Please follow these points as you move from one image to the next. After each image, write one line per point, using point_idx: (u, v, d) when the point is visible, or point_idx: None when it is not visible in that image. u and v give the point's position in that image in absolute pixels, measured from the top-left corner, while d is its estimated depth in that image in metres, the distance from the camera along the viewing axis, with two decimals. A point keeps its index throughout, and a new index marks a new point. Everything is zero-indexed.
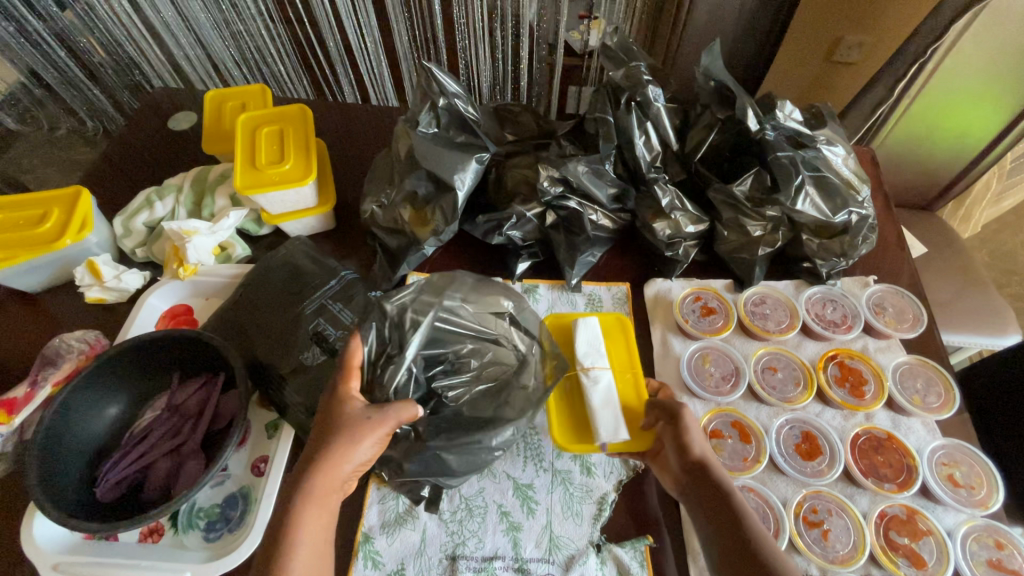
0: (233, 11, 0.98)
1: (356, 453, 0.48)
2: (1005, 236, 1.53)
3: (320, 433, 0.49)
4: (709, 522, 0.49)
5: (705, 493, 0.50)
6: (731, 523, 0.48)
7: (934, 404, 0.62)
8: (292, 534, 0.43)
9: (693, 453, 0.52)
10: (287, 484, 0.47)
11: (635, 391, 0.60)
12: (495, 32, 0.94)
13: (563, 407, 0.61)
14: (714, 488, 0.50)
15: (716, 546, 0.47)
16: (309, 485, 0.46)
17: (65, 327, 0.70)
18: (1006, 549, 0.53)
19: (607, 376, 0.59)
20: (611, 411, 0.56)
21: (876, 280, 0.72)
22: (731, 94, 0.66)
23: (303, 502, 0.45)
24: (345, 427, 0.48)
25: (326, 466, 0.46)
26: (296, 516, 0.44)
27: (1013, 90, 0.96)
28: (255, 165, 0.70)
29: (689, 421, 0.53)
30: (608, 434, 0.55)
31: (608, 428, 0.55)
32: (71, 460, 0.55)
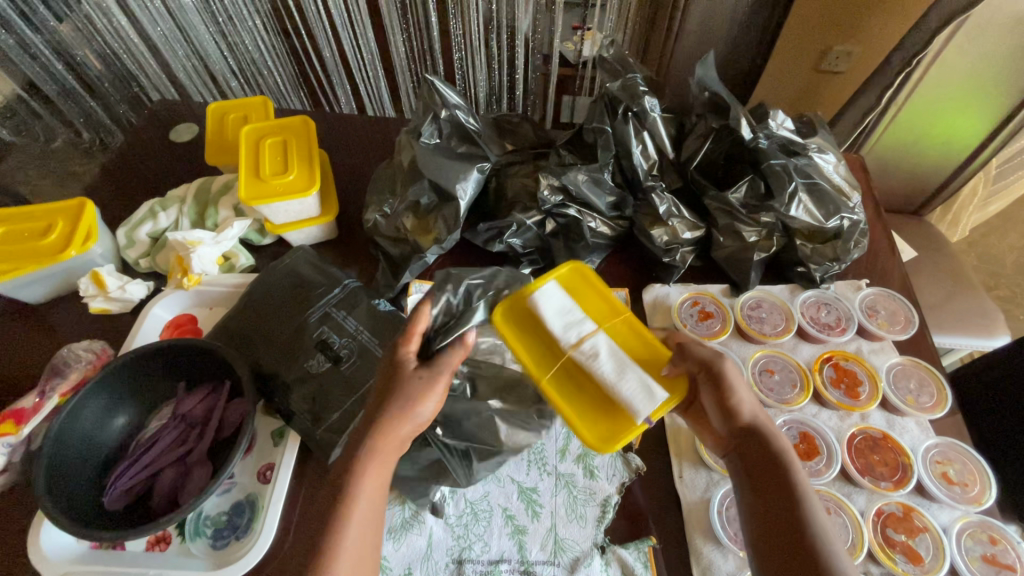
0: (230, 23, 0.99)
1: (416, 412, 0.49)
2: (993, 240, 1.56)
3: (383, 391, 0.50)
4: (749, 477, 0.49)
5: (749, 449, 0.50)
6: (772, 478, 0.48)
7: (926, 404, 0.64)
8: (358, 481, 0.45)
9: (735, 409, 0.51)
10: (350, 440, 0.48)
11: (638, 338, 0.56)
12: (492, 43, 0.96)
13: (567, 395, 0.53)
14: (756, 443, 0.50)
15: (754, 501, 0.48)
16: (373, 439, 0.47)
17: (69, 338, 0.71)
18: (1000, 545, 0.55)
19: (600, 341, 0.53)
20: (631, 376, 0.51)
21: (868, 283, 0.74)
22: (726, 105, 0.68)
23: (368, 454, 0.47)
24: (406, 387, 0.49)
25: (396, 421, 0.48)
26: (362, 466, 0.46)
27: (996, 98, 0.98)
28: (259, 176, 0.71)
29: (731, 380, 0.51)
30: (645, 405, 0.49)
31: (640, 398, 0.50)
32: (78, 470, 0.55)
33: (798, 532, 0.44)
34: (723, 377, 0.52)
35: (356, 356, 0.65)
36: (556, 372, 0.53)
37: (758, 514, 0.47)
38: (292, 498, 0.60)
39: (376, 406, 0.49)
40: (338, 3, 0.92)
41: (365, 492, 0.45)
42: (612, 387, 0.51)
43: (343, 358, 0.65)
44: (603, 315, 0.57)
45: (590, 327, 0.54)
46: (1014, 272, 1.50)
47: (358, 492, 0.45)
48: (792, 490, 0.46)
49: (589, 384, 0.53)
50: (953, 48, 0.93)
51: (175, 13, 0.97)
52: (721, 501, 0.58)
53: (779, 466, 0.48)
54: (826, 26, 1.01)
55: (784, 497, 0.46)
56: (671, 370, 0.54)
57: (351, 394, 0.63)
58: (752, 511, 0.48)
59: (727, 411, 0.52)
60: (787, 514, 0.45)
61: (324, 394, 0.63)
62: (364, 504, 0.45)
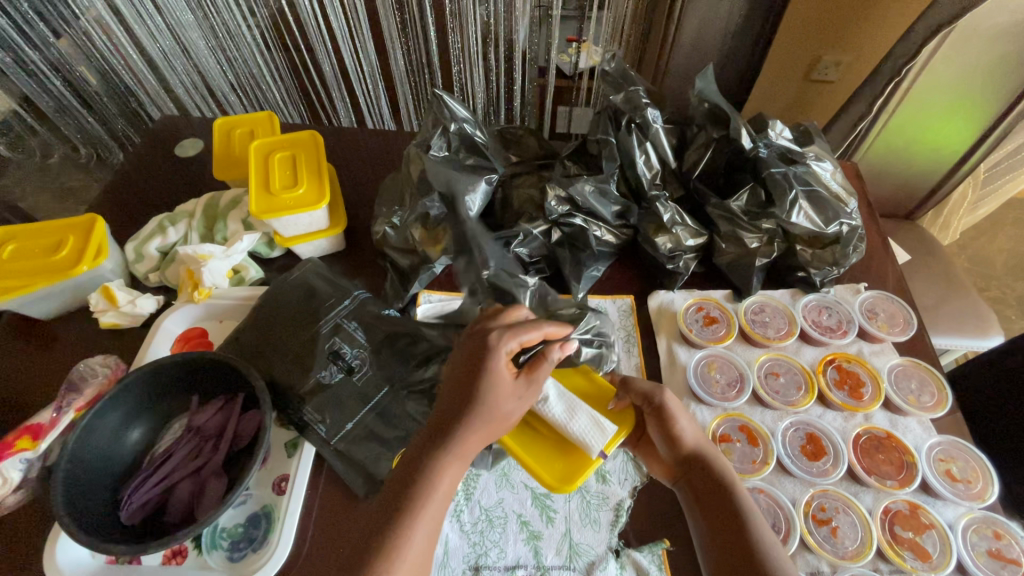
0: (229, 39, 1.00)
1: (511, 411, 0.50)
2: (981, 242, 1.60)
3: (475, 392, 0.47)
4: (701, 508, 0.52)
5: (699, 480, 0.53)
6: (721, 506, 0.51)
7: (928, 403, 0.65)
8: (441, 480, 0.46)
9: (682, 440, 0.55)
10: (442, 431, 0.47)
11: (585, 377, 0.62)
12: (491, 56, 0.98)
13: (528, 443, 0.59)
14: (705, 473, 0.53)
15: (708, 531, 0.51)
16: (452, 443, 0.47)
17: (79, 353, 0.71)
18: (1004, 539, 0.56)
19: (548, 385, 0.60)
20: (581, 415, 0.58)
21: (867, 287, 0.76)
22: (725, 115, 0.71)
23: (451, 457, 0.47)
24: (508, 391, 0.49)
25: (483, 427, 0.48)
26: (441, 466, 0.47)
27: (982, 105, 1.01)
28: (269, 190, 0.72)
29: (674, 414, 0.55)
30: (598, 440, 0.56)
31: (592, 435, 0.56)
32: (95, 485, 0.56)
33: (744, 555, 0.48)
34: (669, 410, 0.55)
35: (368, 366, 0.66)
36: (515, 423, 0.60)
37: (713, 544, 0.50)
38: (308, 508, 0.60)
39: (462, 408, 0.47)
40: (339, 18, 0.93)
41: (439, 490, 0.46)
42: (566, 428, 0.57)
43: (356, 369, 0.66)
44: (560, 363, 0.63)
45: None
46: (1003, 273, 1.53)
47: (432, 493, 0.46)
48: (740, 516, 0.50)
49: (545, 430, 0.60)
50: (940, 57, 0.96)
51: (176, 30, 0.98)
52: None
53: (727, 493, 0.51)
54: (816, 37, 1.04)
55: (736, 525, 0.50)
56: (616, 405, 0.60)
57: (365, 403, 0.64)
58: (708, 541, 0.50)
59: (676, 444, 0.55)
60: (741, 541, 0.49)
61: (338, 404, 0.64)
62: (434, 503, 0.46)
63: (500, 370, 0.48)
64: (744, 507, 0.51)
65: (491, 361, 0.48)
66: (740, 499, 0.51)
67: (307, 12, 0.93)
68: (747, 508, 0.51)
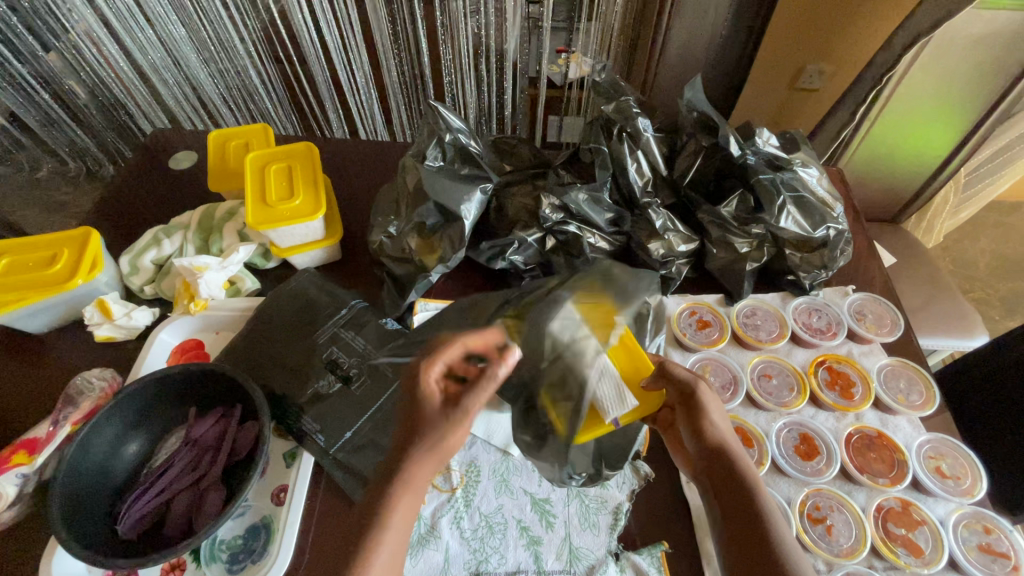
0: (221, 51, 1.01)
1: (449, 449, 0.47)
2: (965, 244, 1.63)
3: (409, 425, 0.47)
4: (724, 505, 0.49)
5: (723, 477, 0.50)
6: (745, 506, 0.48)
7: (916, 402, 0.67)
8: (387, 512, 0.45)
9: (711, 436, 0.52)
10: (385, 467, 0.47)
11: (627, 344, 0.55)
12: (482, 67, 0.99)
13: None
14: (731, 471, 0.50)
15: (727, 529, 0.48)
16: (396, 479, 0.46)
17: (73, 367, 0.71)
18: (994, 534, 0.58)
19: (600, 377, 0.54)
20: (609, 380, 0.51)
21: (854, 289, 0.78)
22: (715, 124, 0.72)
23: (397, 490, 0.46)
24: (435, 426, 0.46)
25: (427, 458, 0.46)
26: (390, 502, 0.45)
27: (961, 111, 1.04)
28: (266, 202, 0.73)
29: (701, 404, 0.52)
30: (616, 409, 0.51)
31: (611, 403, 0.51)
32: (92, 499, 0.55)
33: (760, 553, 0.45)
34: (700, 403, 0.52)
35: (366, 375, 0.66)
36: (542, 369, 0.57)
37: (731, 543, 0.47)
38: (307, 519, 0.60)
39: (408, 436, 0.47)
40: (332, 31, 0.94)
41: (393, 523, 0.45)
42: (587, 389, 0.51)
43: (353, 378, 0.66)
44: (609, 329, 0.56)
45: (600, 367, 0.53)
46: (986, 274, 1.57)
47: (382, 530, 0.45)
48: (764, 520, 0.47)
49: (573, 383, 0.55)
50: (919, 66, 0.99)
51: (168, 43, 0.99)
52: None
53: (751, 494, 0.48)
54: (800, 48, 1.10)
55: (756, 527, 0.47)
56: (650, 384, 0.53)
57: (363, 412, 0.64)
58: (726, 540, 0.48)
59: (703, 438, 0.52)
60: (761, 546, 0.45)
61: (337, 413, 0.64)
62: (391, 537, 0.45)
63: (430, 403, 0.47)
64: (769, 510, 0.48)
65: (421, 394, 0.47)
66: (766, 501, 0.48)
67: (300, 25, 0.94)
68: (768, 507, 0.48)
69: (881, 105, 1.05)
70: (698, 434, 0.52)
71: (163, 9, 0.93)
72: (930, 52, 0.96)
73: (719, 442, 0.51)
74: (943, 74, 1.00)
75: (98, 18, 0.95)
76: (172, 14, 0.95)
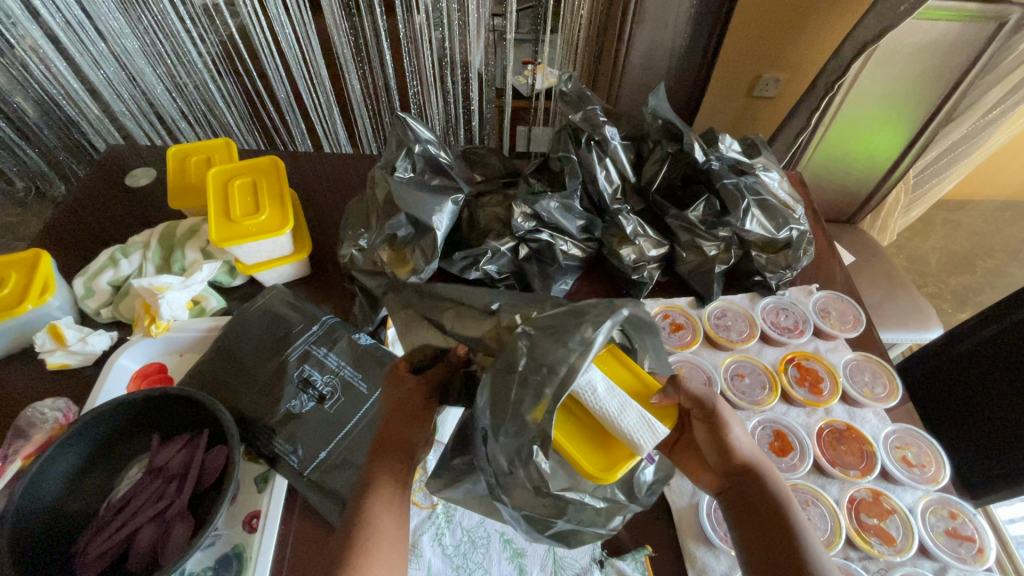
0: (179, 65, 0.97)
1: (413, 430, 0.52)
2: (916, 242, 1.72)
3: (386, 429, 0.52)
4: (756, 523, 0.48)
5: (750, 493, 0.49)
6: (775, 520, 0.47)
7: (881, 394, 0.69)
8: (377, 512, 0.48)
9: (735, 451, 0.49)
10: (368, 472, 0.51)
11: (621, 366, 0.47)
12: (448, 80, 0.99)
13: (583, 441, 0.42)
14: (756, 485, 0.49)
15: (760, 550, 0.47)
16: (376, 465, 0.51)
17: (22, 397, 0.67)
18: (959, 518, 0.60)
19: (593, 371, 0.44)
20: (631, 409, 0.42)
21: (818, 288, 0.80)
22: (679, 131, 0.74)
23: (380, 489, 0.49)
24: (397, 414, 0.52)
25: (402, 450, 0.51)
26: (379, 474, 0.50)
27: (907, 115, 1.09)
28: (229, 217, 0.71)
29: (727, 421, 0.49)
30: (650, 441, 0.41)
31: (643, 434, 0.41)
32: (41, 541, 0.51)
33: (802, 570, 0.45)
34: (721, 417, 0.49)
35: (340, 393, 0.65)
36: (546, 405, 0.44)
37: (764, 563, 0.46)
38: (282, 546, 0.57)
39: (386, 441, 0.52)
40: (292, 44, 0.93)
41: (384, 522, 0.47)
42: (612, 424, 0.41)
43: (327, 396, 0.64)
44: (603, 363, 0.46)
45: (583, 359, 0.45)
46: (938, 270, 1.65)
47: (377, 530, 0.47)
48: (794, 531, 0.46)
49: (589, 417, 0.44)
50: (868, 73, 1.03)
51: (122, 59, 0.95)
52: (709, 504, 0.60)
53: (780, 506, 0.48)
54: (752, 59, 1.15)
55: (786, 543, 0.46)
56: (662, 401, 0.45)
57: (337, 432, 0.62)
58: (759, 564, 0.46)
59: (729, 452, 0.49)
60: (792, 561, 0.45)
61: (309, 434, 0.62)
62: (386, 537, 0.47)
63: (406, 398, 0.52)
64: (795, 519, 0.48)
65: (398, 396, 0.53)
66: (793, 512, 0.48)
67: (258, 38, 0.92)
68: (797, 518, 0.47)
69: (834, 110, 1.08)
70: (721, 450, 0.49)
71: (117, 22, 0.90)
72: (876, 58, 1.01)
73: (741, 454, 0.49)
74: (889, 82, 1.05)
75: (44, 33, 0.93)
76: (127, 28, 0.91)
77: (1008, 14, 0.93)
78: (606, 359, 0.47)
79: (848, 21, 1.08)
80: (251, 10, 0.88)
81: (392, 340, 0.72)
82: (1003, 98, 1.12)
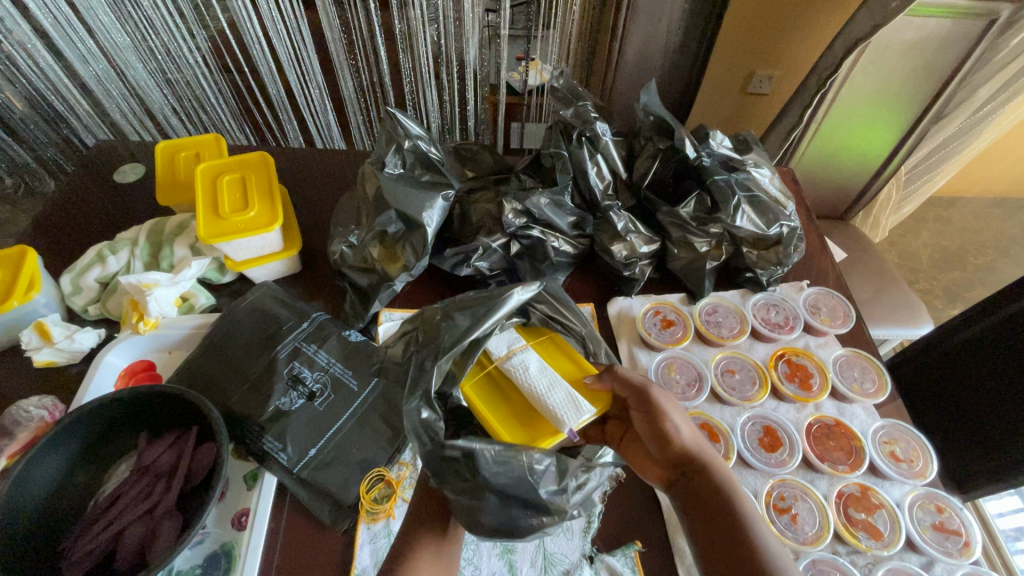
0: (169, 60, 0.96)
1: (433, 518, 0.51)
2: (909, 239, 1.73)
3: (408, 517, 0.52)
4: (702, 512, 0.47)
5: (695, 481, 0.49)
6: (719, 507, 0.47)
7: (870, 390, 0.69)
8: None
9: (675, 439, 0.50)
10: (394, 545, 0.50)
11: (554, 354, 0.53)
12: (441, 76, 0.99)
13: (514, 415, 0.48)
14: (701, 472, 0.49)
15: (708, 540, 0.46)
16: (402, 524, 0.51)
17: (9, 395, 0.66)
18: (946, 512, 0.60)
19: (529, 356, 0.51)
20: (559, 388, 0.48)
21: (809, 284, 0.80)
22: (669, 127, 0.74)
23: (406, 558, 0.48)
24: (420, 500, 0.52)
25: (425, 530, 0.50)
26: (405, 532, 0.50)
27: (899, 112, 1.10)
28: (218, 214, 0.70)
29: (665, 408, 0.50)
30: (573, 417, 0.46)
31: (567, 410, 0.47)
32: (25, 540, 0.51)
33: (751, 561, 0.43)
34: (659, 405, 0.50)
35: (330, 390, 0.64)
36: (481, 381, 0.50)
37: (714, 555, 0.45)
38: (272, 544, 0.57)
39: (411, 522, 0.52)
40: (283, 39, 0.92)
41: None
42: (539, 399, 0.47)
43: (317, 393, 0.64)
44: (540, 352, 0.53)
45: (522, 344, 0.52)
46: (929, 267, 1.66)
47: None
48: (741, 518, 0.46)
49: (519, 397, 0.50)
50: (859, 70, 1.03)
51: (112, 55, 0.94)
52: None
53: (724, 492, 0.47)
54: (746, 56, 1.15)
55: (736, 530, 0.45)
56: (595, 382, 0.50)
57: (327, 429, 0.62)
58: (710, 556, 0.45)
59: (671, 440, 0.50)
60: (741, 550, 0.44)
61: (298, 431, 0.62)
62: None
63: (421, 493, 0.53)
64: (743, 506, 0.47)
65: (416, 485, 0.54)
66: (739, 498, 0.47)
67: (249, 33, 0.91)
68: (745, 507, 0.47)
69: (826, 107, 1.08)
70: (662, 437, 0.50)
71: (106, 17, 0.90)
72: (868, 55, 1.01)
73: (682, 441, 0.50)
74: (881, 79, 1.05)
75: (32, 28, 0.92)
76: (116, 24, 0.91)
77: (999, 11, 0.93)
78: (546, 347, 0.54)
79: (841, 18, 1.08)
80: (241, 5, 0.87)
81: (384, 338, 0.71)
82: (994, 95, 1.13)
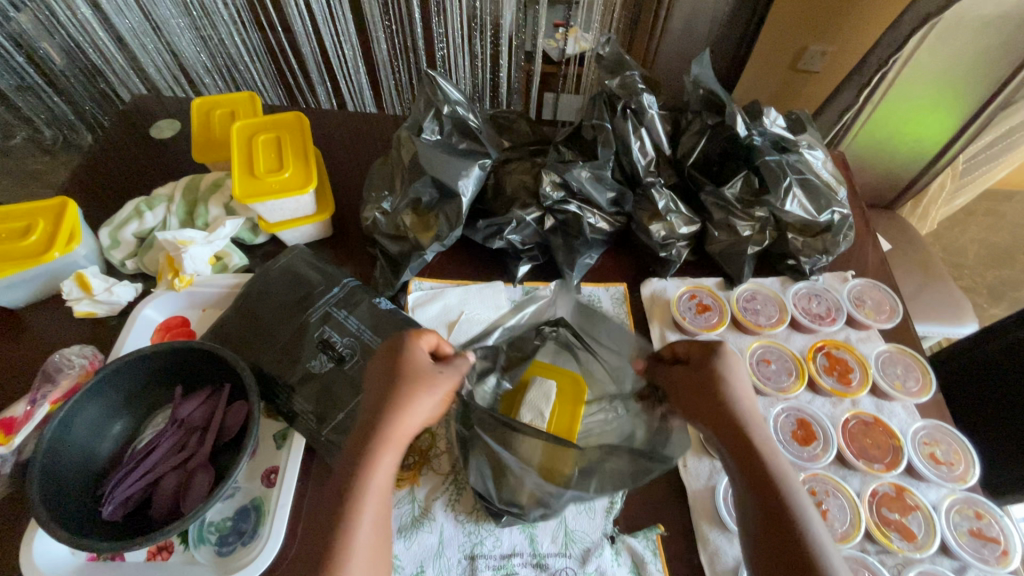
0: (205, 17, 0.95)
1: (416, 409, 0.48)
2: (956, 233, 1.64)
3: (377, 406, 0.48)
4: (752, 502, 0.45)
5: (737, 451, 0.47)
6: (769, 499, 0.44)
7: (913, 389, 0.67)
8: (367, 477, 0.45)
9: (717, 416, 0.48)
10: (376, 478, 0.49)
11: (574, 390, 0.58)
12: (478, 40, 0.95)
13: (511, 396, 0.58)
14: (747, 457, 0.46)
15: (756, 535, 0.44)
16: (381, 433, 0.47)
17: (52, 342, 0.68)
18: (985, 519, 0.58)
19: (547, 395, 0.56)
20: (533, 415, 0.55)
21: (854, 275, 0.77)
22: (720, 101, 0.70)
23: (377, 447, 0.46)
24: (411, 377, 0.49)
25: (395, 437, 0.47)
26: (373, 459, 0.45)
27: (963, 97, 1.02)
28: (253, 173, 0.70)
29: (693, 385, 0.50)
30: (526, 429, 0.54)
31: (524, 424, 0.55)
32: (69, 481, 0.53)
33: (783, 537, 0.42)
34: (689, 387, 0.50)
35: (359, 355, 0.64)
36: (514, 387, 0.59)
37: (764, 557, 0.43)
38: (299, 502, 0.59)
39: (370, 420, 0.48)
40: None
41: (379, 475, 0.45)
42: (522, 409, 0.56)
43: (346, 358, 0.64)
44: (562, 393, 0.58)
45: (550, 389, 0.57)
46: (974, 263, 1.58)
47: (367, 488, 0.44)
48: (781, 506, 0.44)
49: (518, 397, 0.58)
50: (923, 49, 0.96)
51: (148, 9, 0.93)
52: (725, 489, 0.60)
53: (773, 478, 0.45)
54: (800, 29, 1.08)
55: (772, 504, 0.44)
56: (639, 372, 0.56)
57: (356, 391, 0.62)
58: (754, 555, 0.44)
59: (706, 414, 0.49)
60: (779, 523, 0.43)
61: (327, 395, 0.62)
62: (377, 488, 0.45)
63: (414, 359, 0.51)
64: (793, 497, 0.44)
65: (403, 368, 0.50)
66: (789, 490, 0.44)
67: None
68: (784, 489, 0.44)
69: (885, 87, 1.01)
70: (708, 416, 0.49)
71: None
72: (937, 31, 0.93)
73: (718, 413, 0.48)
74: (949, 60, 0.98)
75: None
76: None
77: None
78: (567, 392, 0.58)
79: None
80: None
81: (414, 307, 0.71)
82: None
